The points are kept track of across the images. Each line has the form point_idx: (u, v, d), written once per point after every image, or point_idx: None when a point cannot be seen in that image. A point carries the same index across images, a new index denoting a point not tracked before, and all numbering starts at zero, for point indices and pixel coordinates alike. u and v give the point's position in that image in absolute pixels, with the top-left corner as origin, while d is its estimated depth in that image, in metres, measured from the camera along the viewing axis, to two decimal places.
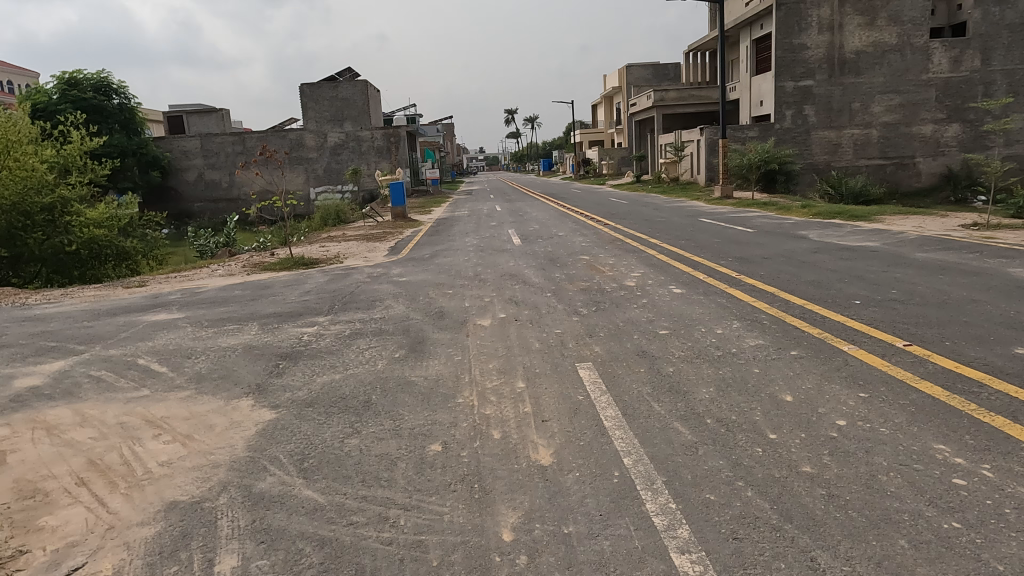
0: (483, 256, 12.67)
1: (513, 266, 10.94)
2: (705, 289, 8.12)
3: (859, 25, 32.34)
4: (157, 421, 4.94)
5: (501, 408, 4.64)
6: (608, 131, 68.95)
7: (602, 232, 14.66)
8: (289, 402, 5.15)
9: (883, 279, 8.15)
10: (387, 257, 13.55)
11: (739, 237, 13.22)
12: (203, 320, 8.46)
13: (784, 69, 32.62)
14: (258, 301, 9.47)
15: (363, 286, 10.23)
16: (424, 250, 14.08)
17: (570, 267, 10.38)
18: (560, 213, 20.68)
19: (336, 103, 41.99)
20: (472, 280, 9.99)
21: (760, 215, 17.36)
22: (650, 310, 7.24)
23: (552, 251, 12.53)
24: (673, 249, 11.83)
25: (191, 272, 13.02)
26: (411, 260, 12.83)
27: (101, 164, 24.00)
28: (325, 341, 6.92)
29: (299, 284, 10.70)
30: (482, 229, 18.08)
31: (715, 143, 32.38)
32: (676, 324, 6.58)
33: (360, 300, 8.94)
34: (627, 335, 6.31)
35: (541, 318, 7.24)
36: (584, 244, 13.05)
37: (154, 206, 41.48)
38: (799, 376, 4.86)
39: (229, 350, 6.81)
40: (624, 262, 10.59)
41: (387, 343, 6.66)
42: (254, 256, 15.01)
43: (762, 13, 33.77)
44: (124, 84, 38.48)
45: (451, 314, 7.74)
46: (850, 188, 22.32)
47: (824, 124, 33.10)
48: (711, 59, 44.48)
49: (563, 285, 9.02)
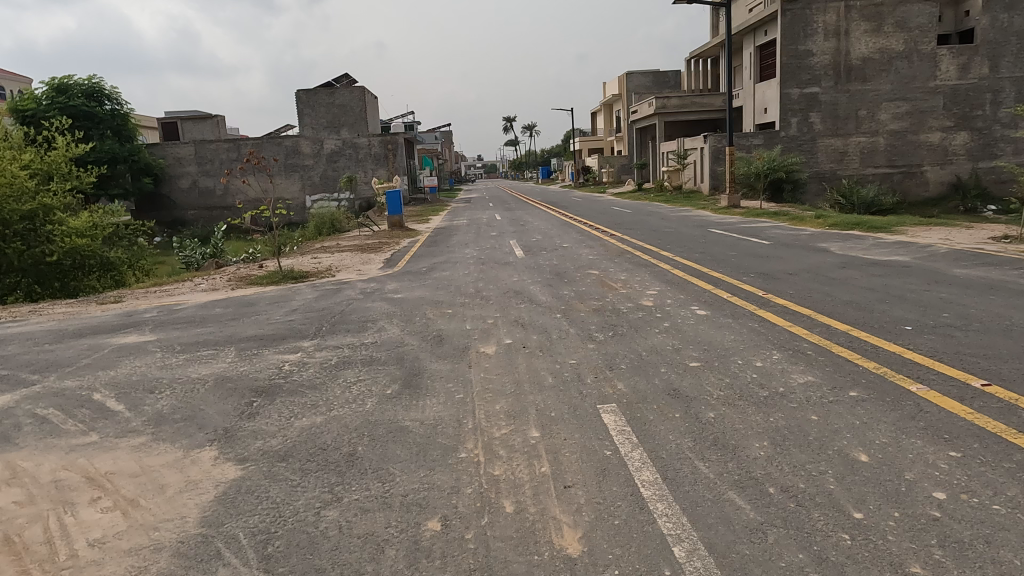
0: (483, 270, 11.87)
1: (516, 282, 10.15)
2: (732, 311, 7.34)
3: (865, 32, 31.77)
4: (99, 480, 4.12)
5: (512, 468, 3.83)
6: (608, 139, 68.43)
7: (610, 243, 13.91)
8: (258, 454, 4.33)
9: (929, 300, 7.37)
10: (382, 270, 12.76)
11: (755, 249, 12.45)
12: (175, 344, 7.63)
13: (789, 76, 32.02)
14: (239, 321, 8.65)
15: (355, 304, 9.44)
16: (421, 263, 13.29)
17: (579, 285, 9.59)
18: (563, 223, 19.95)
19: (333, 109, 41.29)
20: (474, 298, 9.20)
21: (774, 226, 16.63)
22: (674, 336, 6.46)
23: (558, 265, 11.75)
24: (687, 263, 11.06)
25: (173, 286, 12.22)
26: (407, 274, 12.04)
27: (87, 170, 23.25)
28: (308, 373, 6.10)
29: (286, 302, 9.90)
30: (482, 239, 17.32)
31: (718, 150, 31.76)
32: (707, 355, 5.79)
33: (350, 322, 8.13)
34: (653, 368, 5.52)
35: (552, 345, 6.45)
36: (591, 258, 12.28)
37: (146, 213, 40.70)
38: (869, 427, 4.06)
39: (197, 383, 5.97)
40: (637, 278, 9.81)
41: (378, 375, 5.84)
42: (242, 268, 14.22)
43: (766, 19, 33.19)
44: (116, 90, 37.89)
45: (450, 339, 6.93)
46: (861, 198, 21.60)
47: (830, 132, 32.47)
48: (713, 66, 43.94)
49: (573, 305, 8.24)
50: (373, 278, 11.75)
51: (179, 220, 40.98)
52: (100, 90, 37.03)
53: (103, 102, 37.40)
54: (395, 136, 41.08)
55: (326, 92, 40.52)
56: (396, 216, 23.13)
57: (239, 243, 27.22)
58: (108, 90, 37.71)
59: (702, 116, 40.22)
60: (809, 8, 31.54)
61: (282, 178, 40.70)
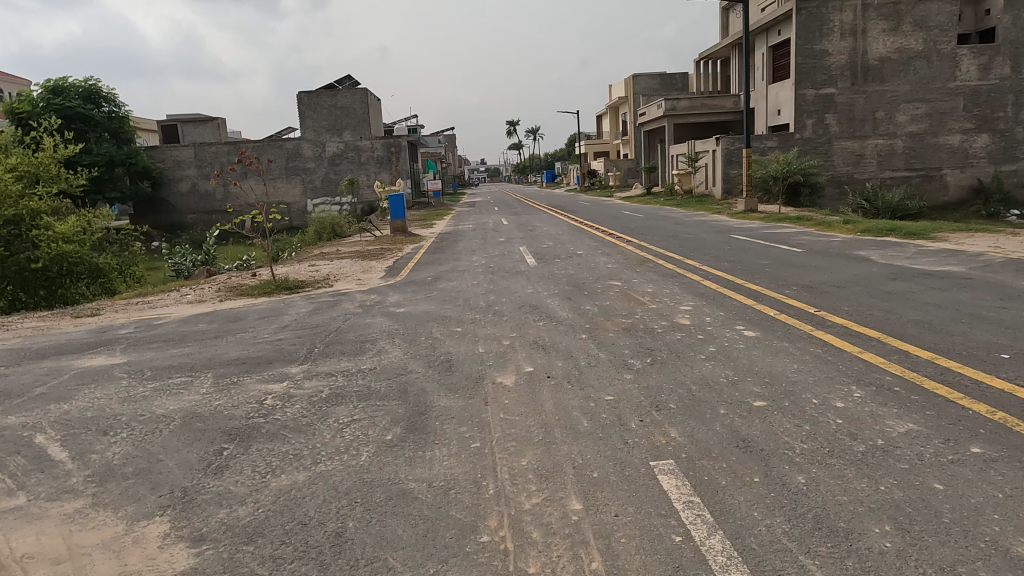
0: (495, 280, 10.91)
1: (532, 296, 9.18)
2: (785, 333, 6.35)
3: (883, 31, 30.78)
4: (9, 569, 3.14)
5: (552, 564, 2.86)
6: (614, 142, 67.56)
7: (628, 251, 12.95)
8: (220, 531, 3.36)
9: (1012, 319, 6.39)
10: (384, 280, 11.83)
11: (789, 257, 11.47)
12: (145, 368, 6.66)
13: (804, 76, 31.08)
14: (220, 341, 7.66)
15: (353, 320, 8.50)
16: (426, 272, 12.36)
17: (605, 298, 8.61)
18: (575, 229, 19.01)
19: (335, 112, 40.44)
20: (485, 313, 8.27)
21: (799, 232, 15.64)
22: (726, 366, 5.46)
23: (577, 275, 10.77)
24: (718, 273, 10.08)
25: (156, 298, 11.27)
26: (410, 284, 11.09)
27: (77, 174, 22.37)
28: (293, 410, 5.12)
29: (278, 317, 8.96)
30: (489, 246, 16.39)
31: (731, 153, 30.84)
32: (773, 390, 4.82)
33: (347, 343, 7.17)
34: (710, 408, 4.55)
35: (583, 374, 5.49)
36: (611, 267, 11.30)
37: (145, 217, 39.87)
38: (1020, 504, 3.08)
39: (161, 422, 5.00)
40: (667, 291, 8.81)
41: (377, 415, 4.86)
42: (233, 277, 13.29)
43: (780, 18, 32.27)
44: (114, 92, 37.19)
45: (461, 366, 5.95)
46: (886, 202, 20.58)
47: (846, 134, 31.48)
48: (723, 68, 43.07)
49: (600, 323, 7.29)
50: (374, 289, 10.80)
51: (179, 224, 40.16)
52: (97, 92, 36.34)
53: (100, 104, 36.67)
54: (398, 138, 40.25)
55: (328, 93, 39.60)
56: (399, 220, 22.14)
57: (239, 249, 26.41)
58: (106, 92, 37.01)
59: (713, 118, 39.22)
60: (825, 6, 30.59)
61: (283, 181, 39.83)
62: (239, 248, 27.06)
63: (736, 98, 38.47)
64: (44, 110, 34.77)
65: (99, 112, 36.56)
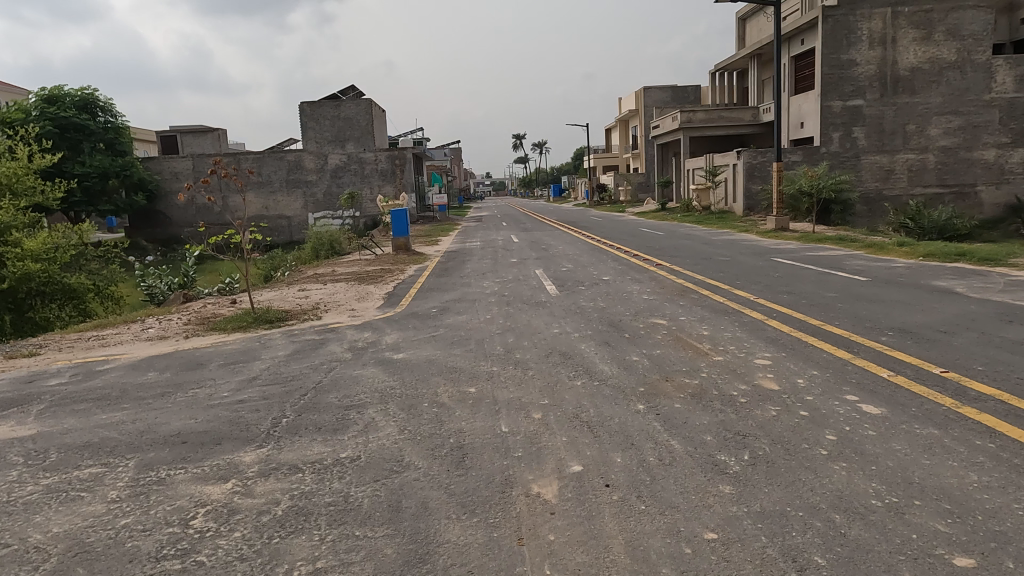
0: (513, 313, 9.24)
1: (560, 339, 7.46)
2: (923, 412, 4.60)
3: (914, 40, 29.21)
4: None
5: None
6: (624, 155, 66.20)
7: (663, 278, 11.27)
8: None
9: None
10: (381, 311, 10.16)
11: (857, 289, 9.77)
12: (50, 448, 4.93)
13: (830, 87, 29.53)
14: (164, 402, 5.96)
15: (341, 369, 6.84)
16: (431, 300, 10.73)
17: (655, 345, 6.90)
18: (593, 248, 17.40)
19: (338, 122, 38.32)
20: (506, 363, 6.61)
21: (850, 255, 13.98)
22: (867, 473, 3.73)
23: (611, 308, 9.06)
24: (782, 308, 8.37)
25: (112, 331, 9.58)
26: (413, 317, 9.46)
27: (59, 186, 20.91)
28: (228, 544, 3.39)
29: (250, 363, 7.28)
30: (501, 267, 14.78)
31: (753, 167, 29.26)
32: (972, 532, 3.08)
33: (324, 409, 5.46)
34: (886, 572, 2.82)
35: (658, 483, 3.76)
36: (648, 299, 9.60)
37: (140, 231, 38.39)
38: None
39: (24, 566, 3.28)
40: (730, 336, 7.11)
41: (352, 563, 3.13)
42: (210, 303, 11.62)
43: (804, 27, 30.77)
44: (111, 102, 36.12)
45: (480, 460, 4.24)
46: (932, 221, 18.87)
47: (874, 147, 29.87)
48: (739, 80, 41.61)
49: (656, 384, 5.60)
50: (370, 324, 9.14)
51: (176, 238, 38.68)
52: (93, 102, 35.22)
53: (97, 114, 35.54)
54: (402, 150, 38.82)
55: (331, 104, 38.22)
56: (402, 237, 20.57)
57: (222, 271, 24.84)
58: (103, 102, 35.93)
59: (730, 131, 37.70)
60: (852, 14, 29.07)
61: (284, 195, 38.41)
62: (225, 270, 25.52)
63: (755, 110, 36.95)
64: (36, 119, 33.59)
65: (95, 122, 35.41)
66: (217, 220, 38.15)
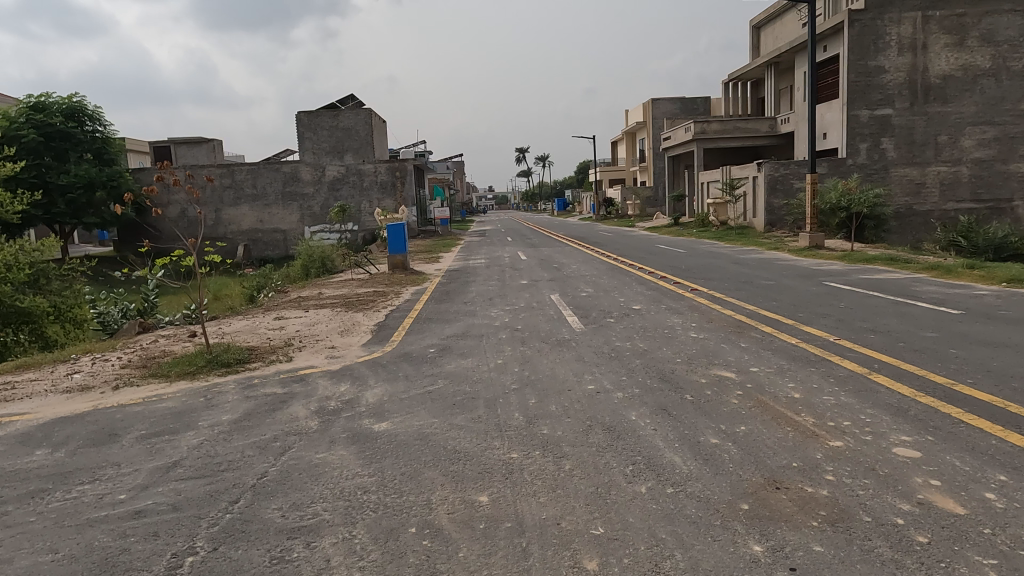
0: (531, 358, 7.31)
1: (599, 403, 5.52)
2: None
3: (947, 46, 27.47)
4: None
5: None
6: (630, 169, 64.61)
7: (709, 312, 9.37)
8: None
9: None
10: (366, 351, 8.26)
11: (959, 327, 7.85)
12: None
13: (857, 95, 27.75)
14: (28, 511, 4.01)
15: (300, 450, 4.90)
16: (429, 337, 8.82)
17: (740, 419, 4.94)
18: (613, 269, 15.50)
19: (336, 132, 36.73)
20: (533, 446, 4.69)
21: (916, 280, 12.08)
22: None
23: (657, 353, 7.12)
24: (886, 358, 6.44)
25: (26, 377, 7.62)
26: (406, 361, 7.56)
27: (23, 200, 19.05)
28: None
29: (180, 436, 5.34)
30: (511, 291, 12.88)
31: (775, 180, 27.39)
32: None
33: (254, 540, 3.52)
34: None
35: None
36: (698, 340, 7.68)
37: (129, 244, 36.70)
38: None
39: None
40: (834, 404, 5.18)
41: None
42: (164, 337, 9.73)
43: (828, 32, 29.08)
44: (100, 110, 34.59)
45: None
46: (988, 239, 16.97)
47: (904, 159, 28.06)
48: (753, 91, 40.03)
49: (764, 497, 3.67)
50: (347, 373, 7.16)
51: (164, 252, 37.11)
52: (82, 110, 33.68)
53: (84, 122, 34.00)
54: (403, 161, 37.12)
55: (330, 114, 36.60)
56: (399, 254, 18.72)
57: (200, 296, 23.01)
58: (91, 110, 34.39)
59: (747, 143, 35.95)
60: (880, 18, 27.35)
61: (279, 208, 36.68)
62: (204, 292, 23.76)
63: (772, 120, 35.21)
64: (21, 125, 31.96)
65: (82, 131, 33.87)
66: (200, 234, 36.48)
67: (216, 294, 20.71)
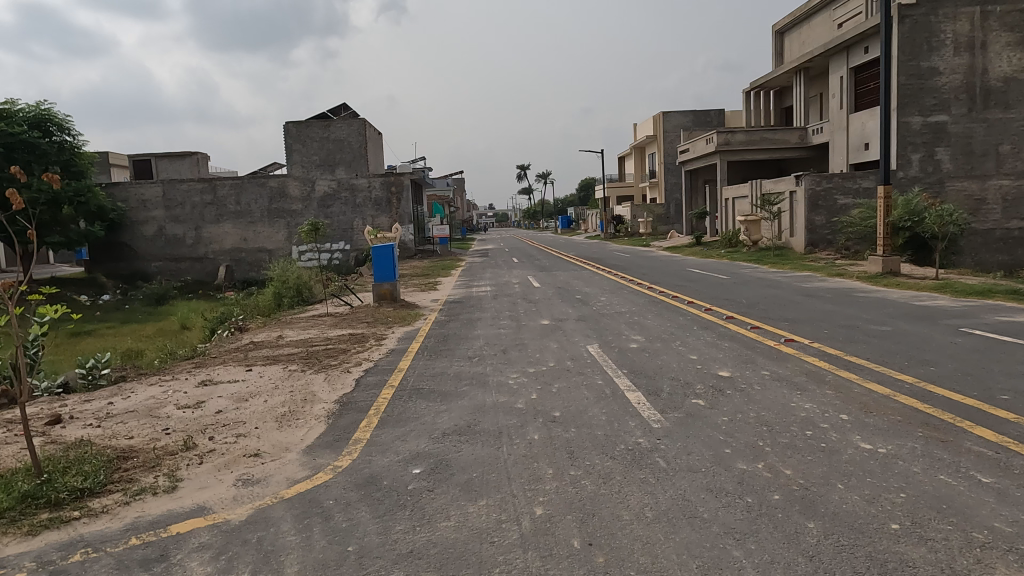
0: (595, 505, 3.95)
1: None
2: None
3: (1008, 45, 24.45)
4: None
5: None
6: (640, 185, 61.58)
7: (855, 390, 6.03)
8: None
9: None
10: (301, 472, 4.86)
11: None
12: None
13: (909, 99, 24.63)
14: None
15: None
16: (412, 435, 5.47)
17: None
18: (656, 305, 12.21)
19: (327, 144, 33.64)
20: None
21: None
22: None
23: (839, 506, 3.74)
24: None
25: None
26: (371, 504, 4.22)
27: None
28: None
29: None
30: (537, 339, 9.58)
31: (817, 195, 24.21)
32: None
33: None
34: None
35: None
36: (886, 463, 4.37)
37: (101, 265, 32.93)
38: None
39: None
40: None
41: None
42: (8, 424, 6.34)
43: (869, 32, 26.20)
44: (70, 120, 31.37)
45: None
46: None
47: (962, 172, 24.92)
48: (778, 100, 37.09)
49: None
50: (242, 546, 3.72)
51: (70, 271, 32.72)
52: (49, 119, 30.42)
53: (52, 132, 30.65)
54: (399, 175, 33.97)
55: (320, 124, 33.57)
56: (386, 283, 15.44)
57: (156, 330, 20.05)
58: (60, 119, 31.19)
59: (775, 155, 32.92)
60: (934, 14, 24.32)
61: (265, 225, 33.40)
62: (163, 326, 20.86)
63: (803, 131, 32.16)
64: None
65: (48, 141, 30.46)
66: (166, 256, 33.16)
67: (175, 334, 17.26)
